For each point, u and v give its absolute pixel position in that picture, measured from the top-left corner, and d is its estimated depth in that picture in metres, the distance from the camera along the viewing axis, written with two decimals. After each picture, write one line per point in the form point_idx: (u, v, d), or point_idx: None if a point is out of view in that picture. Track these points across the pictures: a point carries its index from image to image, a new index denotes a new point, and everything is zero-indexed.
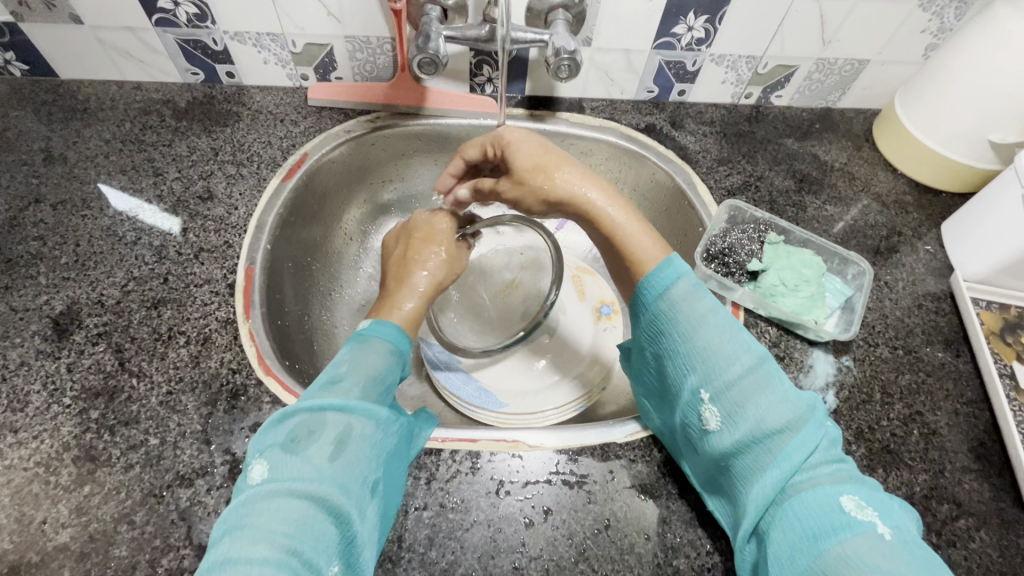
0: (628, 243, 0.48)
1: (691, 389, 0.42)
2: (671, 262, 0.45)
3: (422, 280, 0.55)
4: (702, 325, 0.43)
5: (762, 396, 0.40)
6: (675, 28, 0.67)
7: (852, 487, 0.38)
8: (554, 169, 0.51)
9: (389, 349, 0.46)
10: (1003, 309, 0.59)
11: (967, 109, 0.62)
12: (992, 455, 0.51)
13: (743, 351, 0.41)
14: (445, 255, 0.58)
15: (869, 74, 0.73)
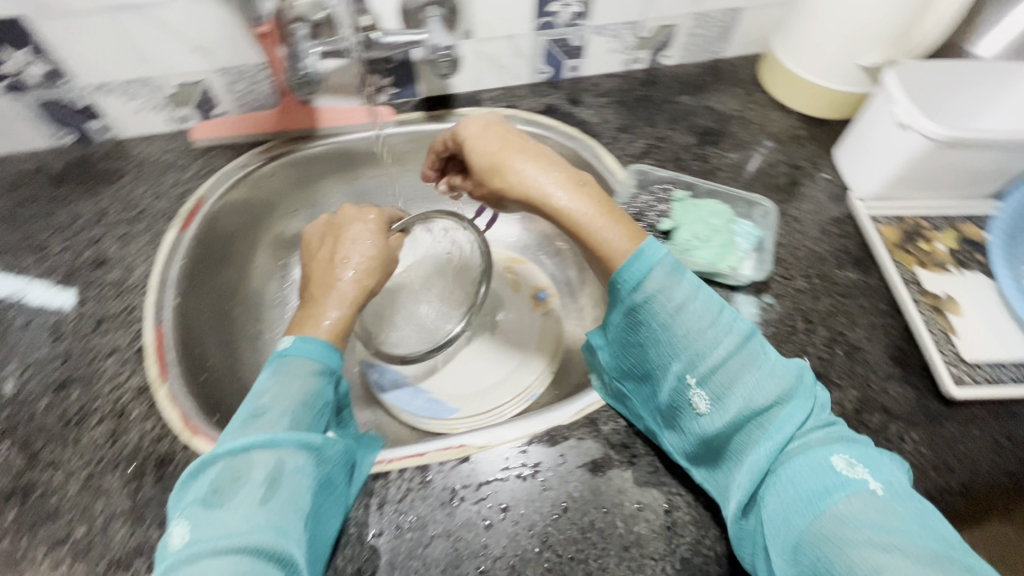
0: (594, 238, 0.46)
1: (676, 374, 0.43)
2: (643, 251, 0.44)
3: (346, 287, 0.52)
4: (677, 312, 0.43)
5: (750, 375, 0.42)
6: (551, 7, 0.67)
7: (841, 447, 0.39)
8: (510, 160, 0.49)
9: (319, 368, 0.45)
10: (902, 221, 0.63)
11: (835, 40, 0.64)
12: (911, 359, 0.54)
13: (723, 335, 0.42)
14: (370, 256, 0.54)
15: (745, 21, 0.75)
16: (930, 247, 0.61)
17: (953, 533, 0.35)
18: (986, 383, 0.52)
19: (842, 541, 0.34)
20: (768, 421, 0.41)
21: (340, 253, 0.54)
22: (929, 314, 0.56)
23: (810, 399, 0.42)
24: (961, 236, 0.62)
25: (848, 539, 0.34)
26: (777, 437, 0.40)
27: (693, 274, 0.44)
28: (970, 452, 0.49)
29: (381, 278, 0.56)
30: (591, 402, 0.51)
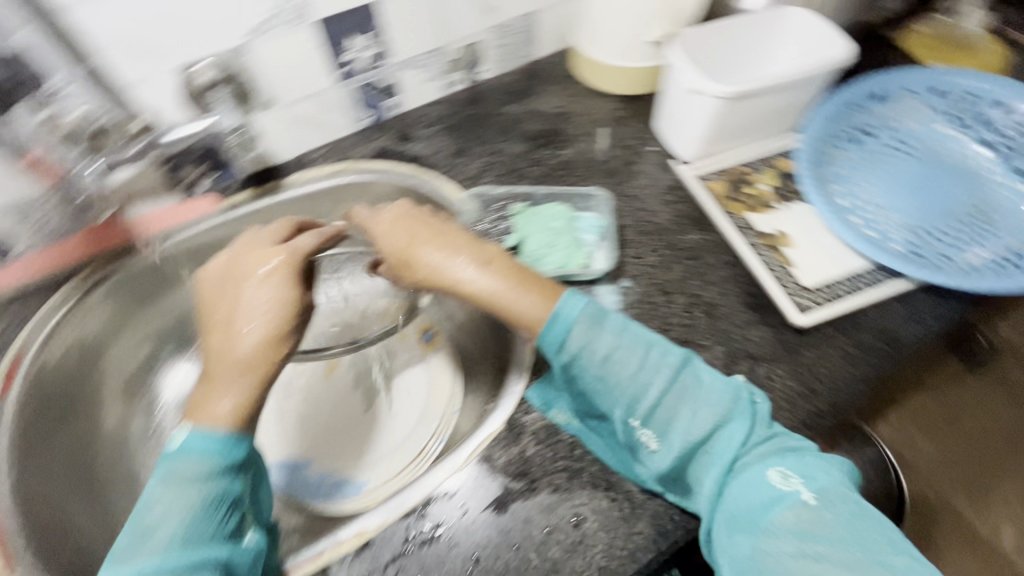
0: (510, 313, 0.46)
1: (621, 419, 0.45)
2: (558, 314, 0.44)
3: (245, 354, 0.44)
4: (604, 363, 0.44)
5: (687, 408, 0.43)
6: (344, 56, 0.66)
7: (779, 459, 0.41)
8: (417, 246, 0.50)
9: (217, 464, 0.41)
10: (727, 173, 0.67)
11: (618, 25, 0.68)
12: (762, 301, 0.57)
13: (654, 374, 0.44)
14: (271, 305, 0.46)
15: (544, 21, 0.77)
16: (755, 190, 0.65)
17: (884, 529, 0.38)
18: (827, 303, 0.56)
19: (780, 557, 0.37)
20: (712, 446, 0.43)
21: (236, 311, 0.46)
22: (766, 253, 0.60)
23: (748, 415, 0.43)
24: (779, 172, 0.67)
25: (784, 555, 0.37)
26: (722, 460, 0.42)
27: (615, 320, 0.45)
28: (829, 371, 0.53)
29: (295, 332, 0.47)
30: (481, 439, 0.50)
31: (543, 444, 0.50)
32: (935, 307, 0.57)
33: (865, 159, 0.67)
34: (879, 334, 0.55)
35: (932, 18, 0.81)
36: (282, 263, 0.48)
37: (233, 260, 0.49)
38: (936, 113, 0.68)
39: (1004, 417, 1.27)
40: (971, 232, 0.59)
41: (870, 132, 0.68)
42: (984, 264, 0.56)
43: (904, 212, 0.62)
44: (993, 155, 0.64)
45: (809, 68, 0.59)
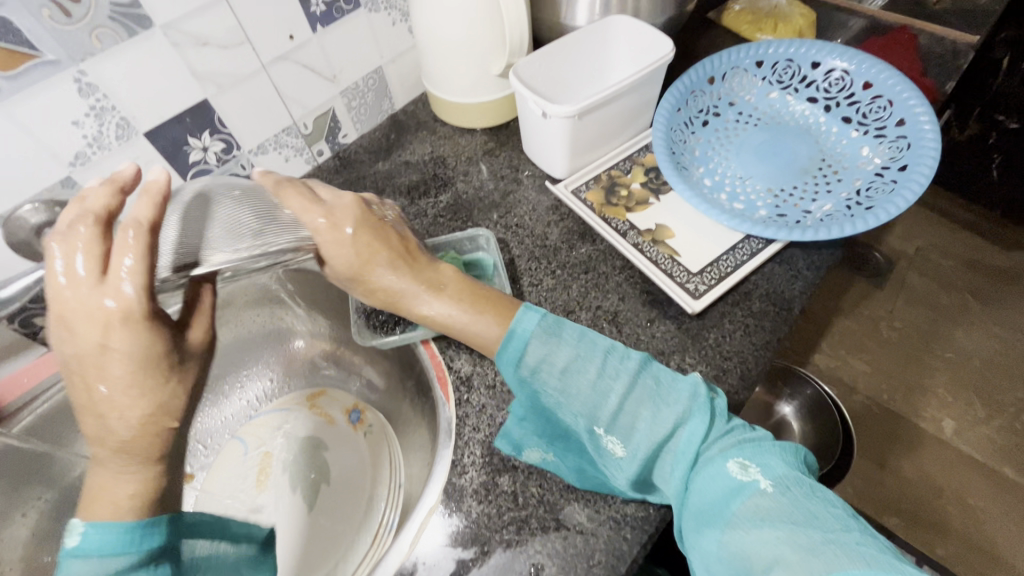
0: (469, 334, 0.49)
1: (585, 428, 0.43)
2: (514, 330, 0.46)
3: (123, 438, 0.36)
4: (563, 373, 0.44)
5: (647, 409, 0.42)
6: (190, 157, 0.63)
7: (737, 448, 0.39)
8: (374, 271, 0.49)
9: (127, 565, 0.33)
10: (599, 181, 0.69)
11: (462, 66, 0.69)
12: (659, 295, 0.60)
13: (613, 378, 0.43)
14: (131, 376, 0.36)
15: (392, 75, 0.78)
16: (628, 190, 0.68)
17: (848, 511, 0.35)
18: (715, 282, 0.59)
19: (742, 549, 0.34)
20: (674, 444, 0.41)
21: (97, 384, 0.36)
22: (652, 248, 0.62)
23: (706, 410, 0.41)
24: (645, 168, 0.70)
25: (746, 546, 0.34)
26: (684, 457, 0.40)
27: (571, 332, 0.45)
28: (733, 346, 0.55)
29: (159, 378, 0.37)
30: (423, 516, 0.48)
31: (485, 502, 0.48)
32: (809, 259, 0.61)
33: (717, 138, 0.71)
34: (768, 298, 0.58)
35: None
36: (116, 316, 0.35)
37: (56, 308, 0.36)
38: (766, 81, 0.73)
39: (914, 320, 1.39)
40: (819, 184, 0.65)
41: (714, 112, 0.73)
42: (836, 211, 0.61)
43: (760, 179, 0.67)
44: (822, 108, 0.70)
45: (644, 70, 0.63)
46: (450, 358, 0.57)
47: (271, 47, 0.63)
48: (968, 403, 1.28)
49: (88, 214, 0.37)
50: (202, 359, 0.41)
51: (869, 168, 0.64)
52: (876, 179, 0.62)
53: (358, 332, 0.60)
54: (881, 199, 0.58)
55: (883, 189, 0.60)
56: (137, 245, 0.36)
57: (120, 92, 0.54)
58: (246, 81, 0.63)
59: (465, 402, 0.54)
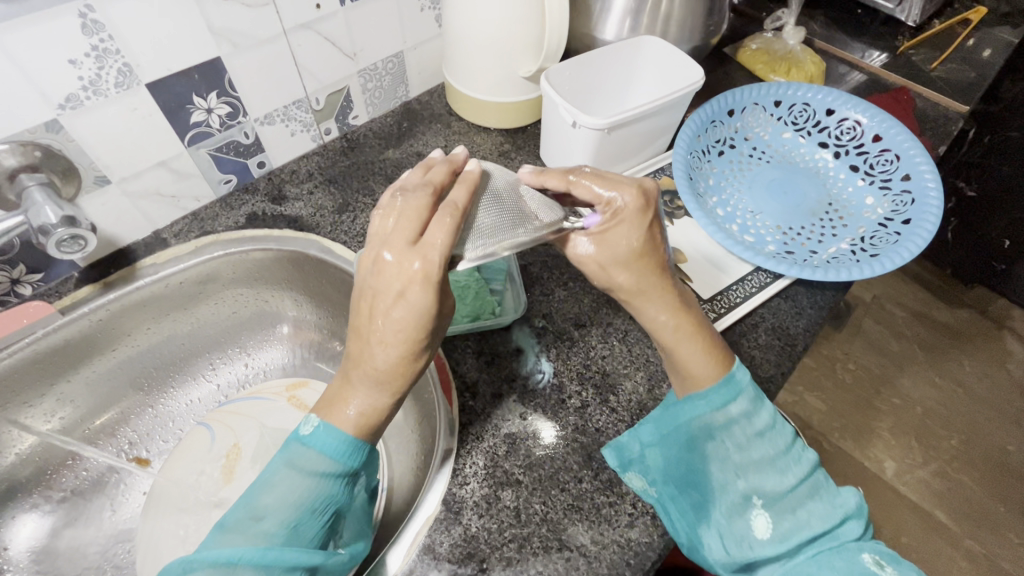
0: (688, 358, 0.45)
1: (740, 493, 0.43)
2: (733, 377, 0.44)
3: (377, 368, 0.40)
4: (752, 436, 0.43)
5: (814, 502, 0.42)
6: (192, 117, 0.58)
7: (880, 553, 0.40)
8: (640, 264, 0.45)
9: (338, 467, 0.40)
10: None
11: (490, 62, 0.67)
12: None
13: (794, 461, 0.43)
14: (405, 323, 0.39)
15: (412, 62, 0.75)
16: None
17: None
18: (726, 311, 0.59)
19: None
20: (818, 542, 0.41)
21: (365, 327, 0.41)
22: None
23: (860, 520, 0.43)
24: (661, 190, 0.70)
25: None
26: (823, 548, 0.41)
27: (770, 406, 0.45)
28: None
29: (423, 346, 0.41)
30: (416, 522, 0.46)
31: (486, 516, 0.46)
32: (812, 297, 0.63)
33: (730, 170, 0.73)
34: (774, 332, 0.59)
35: (760, 35, 0.91)
36: (419, 277, 0.39)
37: (371, 252, 0.41)
38: (781, 121, 0.75)
39: (868, 364, 1.46)
40: (826, 227, 0.67)
41: (730, 144, 0.74)
42: (841, 255, 0.63)
43: (770, 215, 0.69)
44: (832, 155, 0.73)
45: (674, 92, 0.63)
46: (455, 361, 0.55)
47: (296, 14, 0.59)
48: (909, 447, 1.35)
49: (424, 184, 0.42)
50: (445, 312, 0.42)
51: (873, 218, 0.66)
52: (880, 229, 0.64)
53: None
54: (886, 248, 0.61)
55: (887, 240, 0.63)
56: (450, 224, 0.39)
57: (128, 35, 0.49)
58: (264, 45, 0.59)
59: (469, 409, 0.52)
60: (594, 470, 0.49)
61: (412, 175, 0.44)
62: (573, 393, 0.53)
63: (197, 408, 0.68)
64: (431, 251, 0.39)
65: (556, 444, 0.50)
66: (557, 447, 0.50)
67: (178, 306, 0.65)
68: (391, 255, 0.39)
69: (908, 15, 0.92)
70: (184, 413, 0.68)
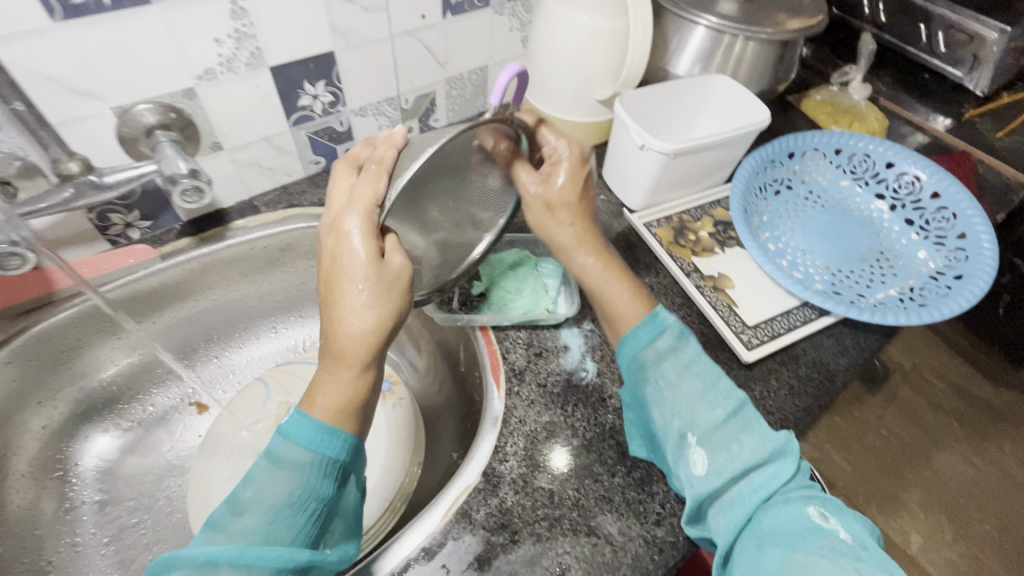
0: (602, 295, 0.53)
1: (678, 433, 0.46)
2: (656, 316, 0.49)
3: (345, 345, 0.43)
4: (683, 374, 0.47)
5: (745, 436, 0.45)
6: (300, 101, 0.65)
7: (812, 496, 0.42)
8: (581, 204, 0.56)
9: (314, 459, 0.41)
10: (669, 221, 0.72)
11: (568, 83, 0.73)
12: (712, 339, 0.62)
13: (723, 397, 0.47)
14: (372, 295, 0.43)
15: (494, 75, 0.81)
16: (696, 236, 0.71)
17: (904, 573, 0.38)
18: (769, 339, 0.61)
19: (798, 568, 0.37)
20: (756, 475, 0.43)
21: (332, 300, 0.44)
22: (712, 294, 0.65)
23: (793, 455, 0.45)
24: (715, 220, 0.73)
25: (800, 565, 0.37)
26: (760, 485, 0.43)
27: (693, 342, 0.49)
28: (776, 402, 0.57)
29: (390, 307, 0.44)
30: (457, 492, 0.49)
31: (521, 493, 0.49)
32: (856, 338, 0.64)
33: (785, 209, 0.75)
34: (815, 365, 0.61)
35: (825, 88, 0.94)
36: (365, 250, 0.42)
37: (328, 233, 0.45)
38: (839, 168, 0.78)
39: (900, 432, 1.42)
40: (876, 273, 0.68)
41: (788, 185, 0.77)
42: (889, 300, 0.64)
43: (819, 255, 0.71)
44: (887, 206, 0.75)
45: (738, 129, 0.67)
46: (506, 349, 0.59)
47: (403, 21, 0.66)
48: (938, 523, 1.30)
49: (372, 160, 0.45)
50: (402, 270, 0.44)
51: (924, 270, 0.68)
52: (931, 281, 0.66)
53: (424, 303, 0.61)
54: (934, 299, 0.62)
55: (936, 292, 0.64)
56: (371, 190, 0.44)
57: (265, 23, 0.56)
58: (372, 44, 0.65)
59: (514, 394, 0.56)
60: (627, 466, 0.51)
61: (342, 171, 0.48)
62: (615, 393, 0.56)
63: (256, 365, 0.74)
64: (365, 210, 0.43)
65: (594, 438, 0.53)
66: (594, 442, 0.53)
67: (255, 267, 0.70)
68: (336, 231, 0.43)
69: (977, 85, 0.93)
70: (243, 368, 0.74)
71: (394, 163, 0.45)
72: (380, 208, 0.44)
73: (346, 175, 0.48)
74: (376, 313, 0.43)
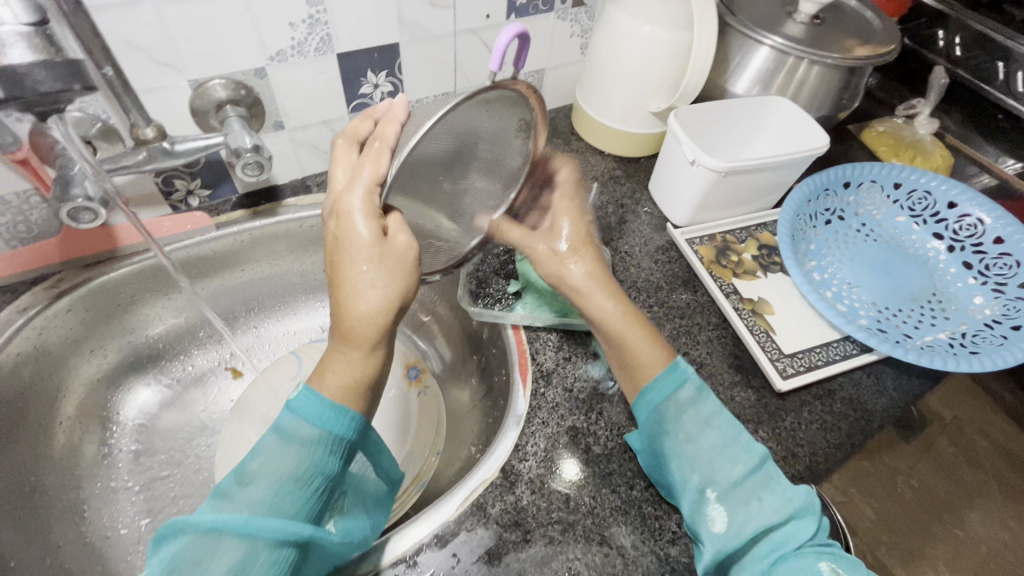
0: (622, 342, 0.50)
1: (696, 487, 0.45)
2: (676, 366, 0.48)
3: (355, 325, 0.42)
4: (701, 426, 0.46)
5: (766, 493, 0.44)
6: (362, 88, 0.67)
7: (833, 559, 0.41)
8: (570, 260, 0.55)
9: (319, 435, 0.40)
10: (712, 239, 0.71)
11: (624, 93, 0.73)
12: (745, 363, 0.61)
13: (743, 451, 0.45)
14: (380, 271, 0.42)
15: (550, 79, 0.82)
16: (739, 258, 0.70)
17: None
18: (804, 370, 0.60)
19: None
20: (776, 534, 0.42)
21: (340, 277, 0.42)
22: (750, 318, 0.64)
23: (814, 513, 0.44)
24: (760, 243, 0.72)
25: None
26: (780, 546, 0.42)
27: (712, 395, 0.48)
28: (807, 435, 0.56)
29: (397, 282, 0.42)
30: (474, 485, 0.49)
31: (537, 494, 0.49)
32: (898, 380, 0.62)
33: (835, 239, 0.73)
34: (850, 402, 0.59)
35: (889, 119, 0.91)
36: (370, 229, 0.42)
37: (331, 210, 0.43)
38: (897, 204, 0.76)
39: (932, 485, 1.35)
40: (926, 315, 0.65)
41: (839, 215, 0.75)
42: (937, 344, 0.62)
43: (867, 291, 0.68)
44: (945, 247, 0.72)
45: (793, 155, 0.66)
46: (536, 349, 0.59)
47: (468, 19, 0.67)
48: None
49: (379, 137, 0.44)
50: (410, 246, 0.43)
51: (979, 317, 0.65)
52: (985, 329, 0.63)
53: (461, 297, 0.63)
54: (987, 349, 0.59)
55: (990, 341, 0.61)
56: (376, 162, 0.43)
57: (337, 10, 0.58)
58: (436, 39, 0.67)
59: (539, 394, 0.56)
60: (647, 481, 0.51)
61: (343, 154, 0.47)
62: None
63: (292, 339, 0.77)
64: (367, 188, 0.43)
65: (616, 448, 0.53)
66: (614, 451, 0.52)
67: (300, 245, 0.73)
68: (341, 206, 0.43)
69: None
70: (278, 340, 0.76)
71: (397, 138, 0.44)
72: (380, 186, 0.44)
73: (345, 151, 0.47)
74: (384, 291, 0.42)
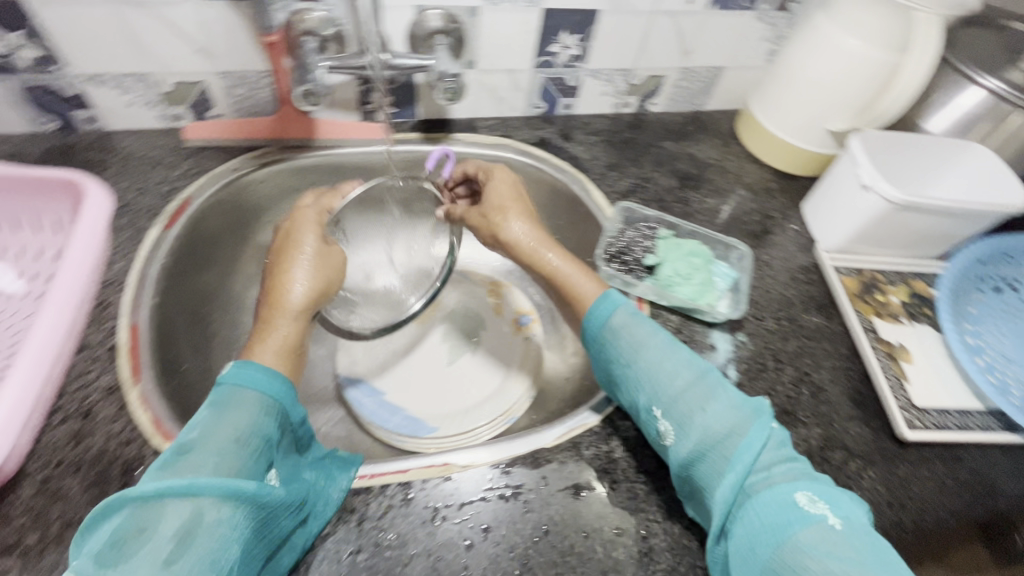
0: (568, 286, 0.55)
1: (645, 406, 0.47)
2: (608, 295, 0.53)
3: (292, 306, 0.51)
4: (642, 348, 0.49)
5: (713, 404, 0.45)
6: (552, 47, 0.71)
7: (803, 482, 0.41)
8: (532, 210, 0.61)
9: (261, 395, 0.44)
10: (860, 273, 0.68)
11: (805, 106, 0.71)
12: (869, 402, 0.58)
13: (684, 368, 0.47)
14: (321, 275, 0.54)
15: (726, 79, 0.81)
16: (885, 299, 0.66)
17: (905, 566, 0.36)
18: (934, 428, 0.56)
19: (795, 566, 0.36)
20: (728, 448, 0.43)
21: (279, 269, 0.53)
22: (885, 360, 0.60)
23: (767, 425, 0.44)
24: (912, 291, 0.68)
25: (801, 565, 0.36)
26: (734, 460, 0.42)
27: (649, 319, 0.52)
28: (920, 491, 0.53)
29: (326, 279, 0.54)
30: (574, 426, 0.52)
31: (631, 453, 0.51)
32: None
33: (1002, 308, 0.67)
34: (977, 475, 0.55)
35: None
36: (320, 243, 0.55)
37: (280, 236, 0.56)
38: None
39: None
40: None
41: (1013, 285, 0.68)
42: None
43: None
44: None
45: (981, 207, 0.61)
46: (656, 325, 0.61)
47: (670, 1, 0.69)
48: None
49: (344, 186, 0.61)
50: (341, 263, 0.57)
51: None
52: None
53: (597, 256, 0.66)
54: None
55: None
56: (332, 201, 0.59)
57: None
58: (634, 13, 0.69)
59: None
60: None
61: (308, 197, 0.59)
62: None
63: None
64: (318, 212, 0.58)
65: None
66: None
67: None
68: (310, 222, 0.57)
69: None
70: None
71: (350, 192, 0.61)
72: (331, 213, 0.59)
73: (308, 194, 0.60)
74: (311, 282, 0.52)
